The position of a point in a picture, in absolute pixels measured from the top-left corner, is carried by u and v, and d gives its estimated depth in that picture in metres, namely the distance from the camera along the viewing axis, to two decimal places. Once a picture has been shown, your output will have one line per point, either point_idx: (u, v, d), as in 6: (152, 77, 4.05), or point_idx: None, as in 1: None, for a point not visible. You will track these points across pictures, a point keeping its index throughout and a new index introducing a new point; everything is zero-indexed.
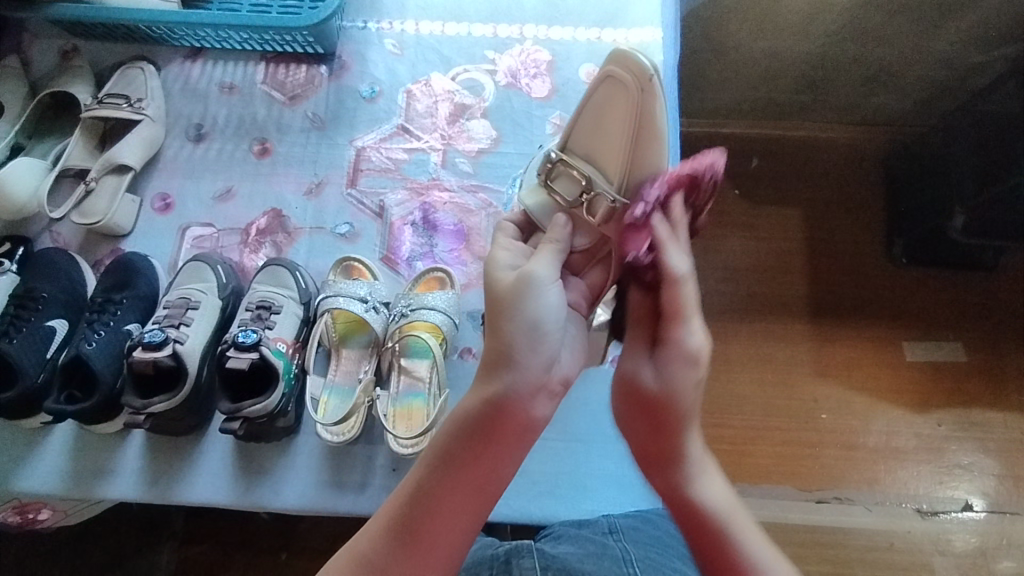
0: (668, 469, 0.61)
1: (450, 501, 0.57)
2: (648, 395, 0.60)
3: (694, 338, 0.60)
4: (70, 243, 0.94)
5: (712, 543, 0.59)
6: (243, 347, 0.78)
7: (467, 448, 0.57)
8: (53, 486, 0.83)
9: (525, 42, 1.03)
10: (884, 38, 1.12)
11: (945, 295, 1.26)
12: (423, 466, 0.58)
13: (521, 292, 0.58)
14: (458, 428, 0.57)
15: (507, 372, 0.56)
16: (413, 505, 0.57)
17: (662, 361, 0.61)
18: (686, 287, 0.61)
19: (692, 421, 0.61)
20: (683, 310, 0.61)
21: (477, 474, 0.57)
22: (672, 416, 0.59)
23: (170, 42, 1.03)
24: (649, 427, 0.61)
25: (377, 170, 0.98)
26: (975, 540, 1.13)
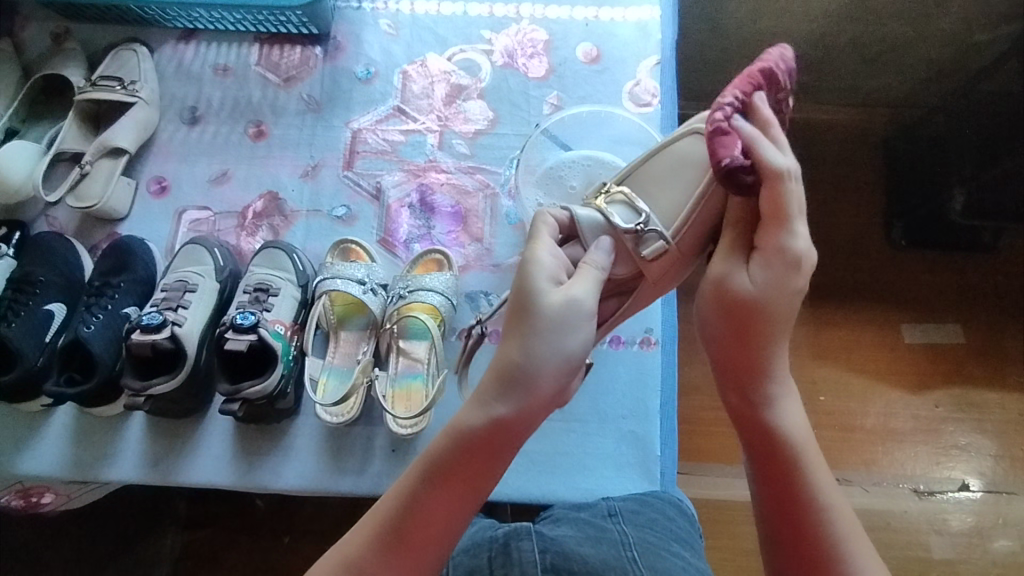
0: (749, 387, 0.62)
1: (441, 509, 0.58)
2: (739, 301, 0.60)
3: (799, 242, 0.58)
4: (66, 228, 0.94)
5: (780, 476, 0.61)
6: (240, 329, 0.78)
7: (461, 460, 0.58)
8: (55, 468, 0.83)
9: (522, 21, 1.02)
10: (882, 17, 1.12)
11: (944, 276, 1.26)
12: (415, 478, 0.59)
13: (558, 314, 0.56)
14: (454, 441, 0.58)
15: (522, 394, 0.56)
16: (405, 513, 0.58)
17: (760, 265, 0.59)
18: (790, 186, 0.57)
19: (773, 342, 0.61)
20: (788, 212, 0.58)
21: (468, 485, 0.58)
22: (755, 331, 0.60)
23: (164, 24, 1.02)
24: (738, 341, 0.62)
25: (374, 153, 0.97)
26: (971, 520, 1.14)
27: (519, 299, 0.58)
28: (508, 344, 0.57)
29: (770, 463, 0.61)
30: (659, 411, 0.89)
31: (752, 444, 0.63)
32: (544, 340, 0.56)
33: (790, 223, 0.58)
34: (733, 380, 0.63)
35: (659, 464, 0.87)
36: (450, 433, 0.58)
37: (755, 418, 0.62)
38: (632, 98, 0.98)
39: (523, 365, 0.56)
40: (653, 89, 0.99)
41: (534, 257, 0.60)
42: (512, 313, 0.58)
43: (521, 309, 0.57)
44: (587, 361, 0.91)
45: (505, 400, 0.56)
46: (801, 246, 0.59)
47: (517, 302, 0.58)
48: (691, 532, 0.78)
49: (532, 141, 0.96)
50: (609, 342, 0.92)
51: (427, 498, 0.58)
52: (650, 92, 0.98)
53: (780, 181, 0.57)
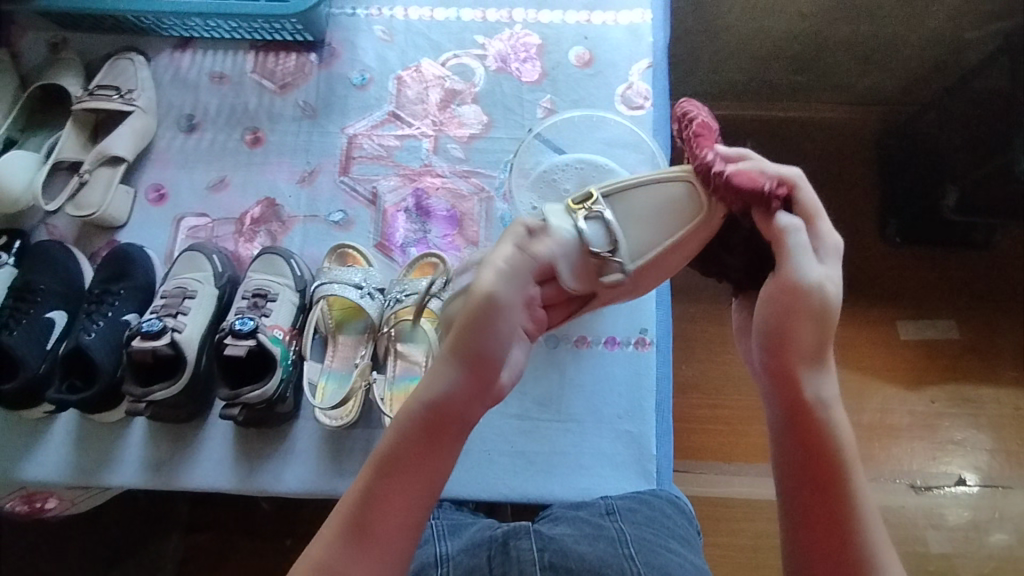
0: (804, 392, 0.61)
1: (397, 498, 0.57)
2: (802, 305, 0.60)
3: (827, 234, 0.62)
4: (66, 236, 0.95)
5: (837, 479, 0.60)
6: (240, 334, 0.79)
7: (406, 451, 0.58)
8: (58, 474, 0.84)
9: (515, 26, 1.03)
10: (871, 18, 1.13)
11: (939, 272, 1.27)
12: (366, 475, 0.59)
13: (498, 349, 0.57)
14: (397, 432, 0.58)
15: (453, 376, 0.57)
16: (362, 506, 0.57)
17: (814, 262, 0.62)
18: (804, 191, 0.64)
19: (828, 349, 0.62)
20: (815, 210, 0.63)
21: (416, 473, 0.58)
22: (811, 324, 0.60)
23: (159, 33, 1.03)
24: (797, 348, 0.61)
25: (369, 158, 0.98)
26: (968, 514, 1.15)
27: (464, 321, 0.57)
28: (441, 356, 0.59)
29: (819, 469, 0.60)
30: (654, 411, 0.90)
31: (805, 444, 0.61)
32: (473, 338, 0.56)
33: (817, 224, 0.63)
34: (792, 394, 0.61)
35: (655, 462, 0.88)
36: (396, 425, 0.59)
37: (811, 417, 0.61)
38: (624, 101, 0.99)
39: (456, 374, 0.57)
40: (646, 92, 1.00)
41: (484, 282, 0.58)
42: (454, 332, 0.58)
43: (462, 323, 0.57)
44: (583, 362, 0.92)
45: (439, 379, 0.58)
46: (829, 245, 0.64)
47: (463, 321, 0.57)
48: (688, 529, 0.79)
49: (525, 145, 0.96)
50: (605, 343, 0.93)
51: (380, 490, 0.58)
52: (643, 95, 0.99)
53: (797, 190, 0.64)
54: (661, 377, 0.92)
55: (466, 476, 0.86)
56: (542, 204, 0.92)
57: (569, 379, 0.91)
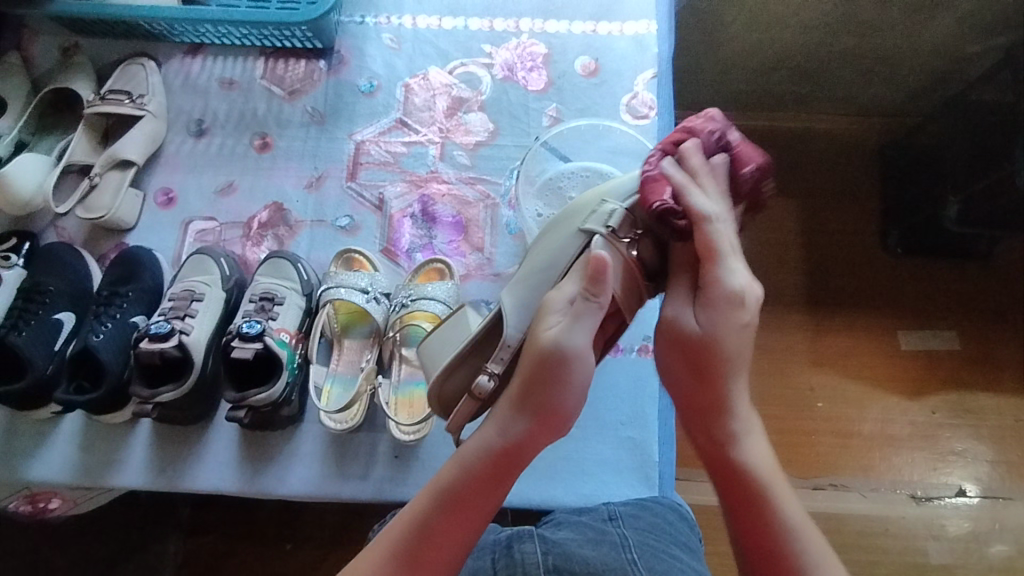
0: (711, 421, 0.64)
1: (452, 531, 0.61)
2: (690, 342, 0.64)
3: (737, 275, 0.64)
4: (75, 238, 0.96)
5: (749, 504, 0.61)
6: (247, 337, 0.80)
7: (470, 486, 0.62)
8: (63, 475, 0.85)
9: (522, 35, 1.04)
10: (874, 30, 1.15)
11: (939, 284, 1.28)
12: (426, 503, 0.62)
13: (575, 406, 0.63)
14: (462, 466, 0.63)
15: (530, 423, 0.62)
16: (418, 538, 0.60)
17: (705, 306, 0.64)
18: (719, 225, 0.65)
19: (728, 377, 0.63)
20: (719, 251, 0.64)
21: (477, 507, 0.62)
22: (703, 363, 0.63)
23: (171, 39, 1.05)
24: (699, 380, 0.64)
25: (376, 164, 0.99)
26: (968, 525, 1.15)
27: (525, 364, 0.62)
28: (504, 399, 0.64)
29: (732, 492, 0.62)
30: (657, 418, 0.90)
31: (717, 475, 0.64)
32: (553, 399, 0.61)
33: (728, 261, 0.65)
34: (698, 424, 0.65)
35: (658, 469, 0.88)
36: (458, 461, 0.63)
37: (718, 451, 0.64)
38: (629, 111, 1.00)
39: (532, 427, 0.62)
40: (650, 101, 1.01)
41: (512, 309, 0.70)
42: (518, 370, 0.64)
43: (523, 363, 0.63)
44: None
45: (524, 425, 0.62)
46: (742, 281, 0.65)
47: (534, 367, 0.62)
48: (691, 536, 0.79)
49: (532, 153, 0.98)
50: (608, 349, 0.94)
51: (437, 524, 0.61)
52: (648, 105, 1.01)
53: (706, 223, 0.65)
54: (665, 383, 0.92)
55: None
56: (548, 212, 0.93)
57: None
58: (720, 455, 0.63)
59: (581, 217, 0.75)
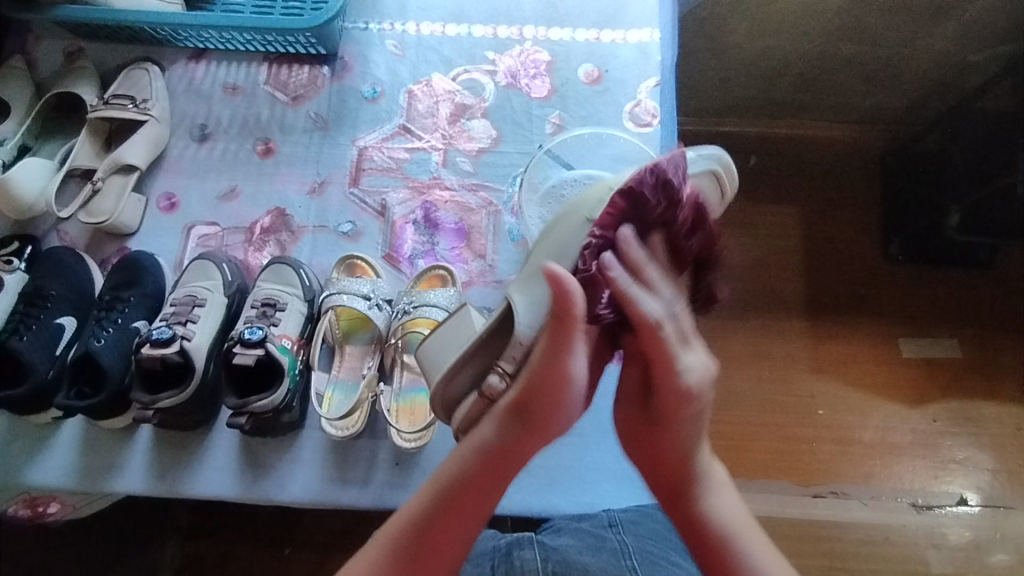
0: (677, 489, 0.68)
1: (450, 530, 0.62)
2: (658, 418, 0.67)
3: (689, 374, 0.64)
4: (77, 242, 0.96)
5: (716, 558, 0.65)
6: (249, 344, 0.80)
7: (470, 483, 0.63)
8: (62, 480, 0.84)
9: (525, 42, 1.05)
10: (876, 39, 1.15)
11: (940, 292, 1.28)
12: (427, 500, 0.64)
13: (568, 414, 0.65)
14: (461, 460, 0.64)
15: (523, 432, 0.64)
16: (417, 536, 0.62)
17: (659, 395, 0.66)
18: (665, 329, 0.64)
19: (697, 441, 0.68)
20: (669, 346, 0.64)
21: (474, 504, 0.63)
22: (680, 425, 0.66)
23: (175, 44, 1.05)
24: (661, 446, 0.68)
25: (379, 170, 0.99)
26: (969, 534, 1.15)
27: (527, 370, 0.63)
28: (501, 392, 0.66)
29: (709, 551, 0.66)
30: None
31: (689, 535, 0.67)
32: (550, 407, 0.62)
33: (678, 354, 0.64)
34: (668, 492, 0.69)
35: None
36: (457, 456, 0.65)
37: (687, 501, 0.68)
38: (632, 118, 1.01)
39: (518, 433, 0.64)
40: (653, 109, 1.01)
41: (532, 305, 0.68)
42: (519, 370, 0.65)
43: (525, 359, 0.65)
44: None
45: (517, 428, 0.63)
46: (696, 367, 0.65)
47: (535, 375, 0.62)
48: None
49: (536, 160, 0.97)
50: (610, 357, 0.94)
51: (435, 525, 0.62)
52: (650, 113, 1.01)
53: (655, 332, 0.63)
54: None
55: None
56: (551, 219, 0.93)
57: None
58: (690, 514, 0.67)
59: (586, 208, 0.76)
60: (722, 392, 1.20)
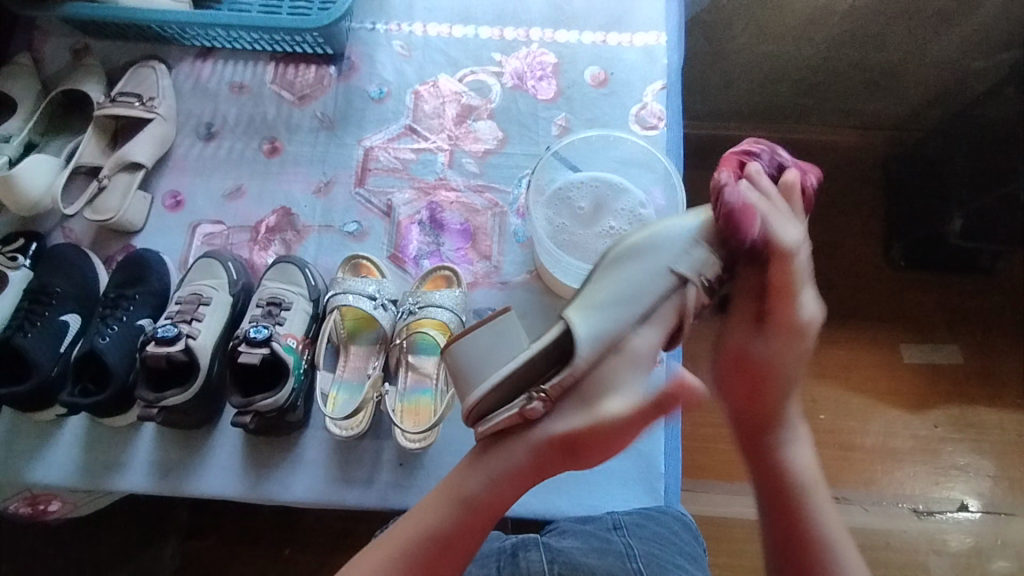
0: (765, 434, 0.73)
1: (467, 540, 0.66)
2: (755, 366, 0.73)
3: (806, 311, 0.73)
4: (82, 240, 0.96)
5: (792, 511, 0.69)
6: (254, 342, 0.80)
7: (488, 493, 0.67)
8: (64, 477, 0.84)
9: (531, 44, 1.05)
10: (881, 45, 1.15)
11: (942, 297, 1.28)
12: (446, 508, 0.67)
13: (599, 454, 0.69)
14: (481, 475, 0.67)
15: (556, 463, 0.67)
16: (434, 545, 0.66)
17: (769, 333, 0.73)
18: (798, 256, 0.71)
19: (789, 393, 0.73)
20: (796, 282, 0.72)
21: (487, 515, 0.67)
22: (773, 377, 0.73)
23: (182, 42, 1.05)
24: (751, 395, 0.74)
25: (385, 170, 0.99)
26: (970, 540, 1.15)
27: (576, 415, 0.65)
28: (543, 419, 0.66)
29: (780, 501, 0.70)
30: (663, 429, 0.90)
31: (768, 480, 0.72)
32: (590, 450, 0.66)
33: (799, 332, 0.73)
34: (754, 437, 0.74)
35: (663, 480, 0.88)
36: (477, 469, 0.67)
37: (769, 453, 0.72)
38: (638, 121, 1.00)
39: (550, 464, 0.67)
40: (659, 112, 1.01)
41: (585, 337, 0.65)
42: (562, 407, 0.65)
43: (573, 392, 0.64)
44: None
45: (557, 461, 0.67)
46: (807, 313, 0.74)
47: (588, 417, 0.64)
48: (695, 546, 0.79)
49: (543, 163, 0.94)
50: None
51: (452, 534, 0.66)
52: (657, 115, 1.01)
53: (788, 258, 0.71)
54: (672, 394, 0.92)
55: None
56: (557, 220, 0.92)
57: None
58: (774, 460, 0.72)
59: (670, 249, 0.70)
60: None
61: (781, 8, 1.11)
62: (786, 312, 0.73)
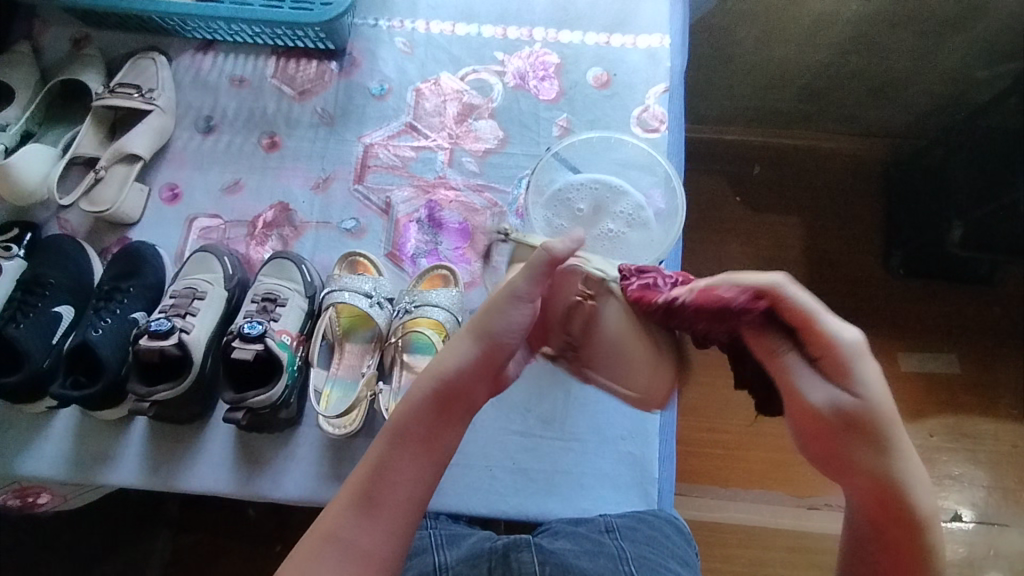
0: (879, 498, 0.55)
1: (398, 488, 0.57)
2: (834, 417, 0.54)
3: (842, 340, 0.54)
4: (77, 231, 0.95)
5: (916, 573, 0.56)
6: (248, 338, 0.79)
7: (417, 424, 0.59)
8: (53, 470, 0.83)
9: (534, 44, 1.04)
10: (885, 52, 1.16)
11: (941, 308, 1.28)
12: (380, 443, 0.59)
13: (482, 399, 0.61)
14: (406, 406, 0.59)
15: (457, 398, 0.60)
16: (373, 479, 0.57)
17: (826, 380, 0.55)
18: (790, 294, 0.54)
19: (883, 435, 0.54)
20: (810, 319, 0.54)
21: (421, 446, 0.59)
22: (859, 430, 0.54)
23: (183, 34, 1.04)
24: (842, 449, 0.55)
25: (384, 167, 0.99)
26: (963, 550, 1.14)
27: (478, 327, 0.59)
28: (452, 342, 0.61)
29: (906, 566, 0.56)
30: (658, 433, 0.89)
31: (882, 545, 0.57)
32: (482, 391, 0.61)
33: (853, 372, 0.53)
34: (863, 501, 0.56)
35: (657, 486, 0.87)
36: (404, 401, 0.60)
37: (891, 516, 0.56)
38: (639, 123, 1.00)
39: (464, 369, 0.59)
40: (661, 115, 1.00)
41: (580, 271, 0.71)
42: (469, 325, 0.60)
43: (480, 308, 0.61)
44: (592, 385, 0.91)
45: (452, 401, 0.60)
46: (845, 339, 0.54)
47: (487, 329, 0.59)
48: (687, 549, 0.78)
49: (543, 163, 0.95)
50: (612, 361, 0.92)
51: (393, 464, 0.58)
52: (658, 118, 1.00)
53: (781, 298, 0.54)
54: (665, 400, 0.91)
55: (464, 489, 0.86)
56: (557, 222, 0.91)
57: (573, 396, 0.91)
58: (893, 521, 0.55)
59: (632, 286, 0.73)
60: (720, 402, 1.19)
61: (785, 13, 1.11)
62: (818, 338, 0.54)
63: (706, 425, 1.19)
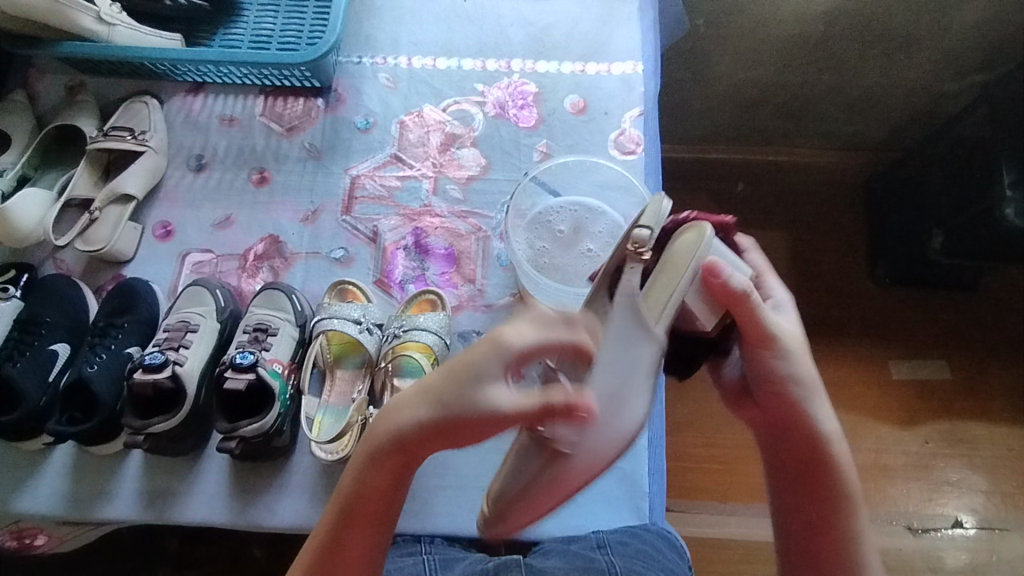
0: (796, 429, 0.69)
1: (350, 562, 0.65)
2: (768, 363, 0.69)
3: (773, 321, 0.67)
4: (73, 270, 0.97)
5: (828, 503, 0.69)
6: (239, 368, 0.81)
7: (369, 493, 0.63)
8: (49, 508, 0.84)
9: (513, 75, 1.08)
10: (853, 69, 1.21)
11: (926, 314, 1.30)
12: (331, 519, 0.65)
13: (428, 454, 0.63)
14: (360, 475, 0.64)
15: (397, 450, 0.61)
16: (325, 558, 0.64)
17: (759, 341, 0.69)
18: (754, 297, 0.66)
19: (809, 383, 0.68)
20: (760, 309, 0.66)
21: (372, 512, 0.64)
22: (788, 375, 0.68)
23: (173, 78, 1.08)
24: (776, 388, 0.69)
25: (371, 198, 1.02)
26: (966, 557, 1.15)
27: (440, 408, 0.58)
28: (403, 406, 0.61)
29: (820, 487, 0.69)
30: (647, 448, 0.90)
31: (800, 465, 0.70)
32: (428, 445, 0.61)
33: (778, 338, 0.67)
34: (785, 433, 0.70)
35: (648, 500, 0.88)
36: (355, 472, 0.64)
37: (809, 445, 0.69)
38: (616, 146, 1.03)
39: (410, 424, 0.60)
40: (637, 138, 1.04)
41: (695, 242, 0.66)
42: (430, 397, 0.59)
43: (444, 375, 0.59)
44: None
45: (390, 456, 0.62)
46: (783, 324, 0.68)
47: (444, 412, 0.58)
48: (680, 566, 0.79)
49: (522, 186, 0.99)
50: None
51: (344, 538, 0.64)
52: (634, 141, 1.04)
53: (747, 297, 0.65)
54: (656, 414, 0.92)
55: (459, 511, 0.86)
56: (538, 244, 0.95)
57: None
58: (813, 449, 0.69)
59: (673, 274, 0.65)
60: (711, 416, 1.21)
61: (755, 36, 1.16)
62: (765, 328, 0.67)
63: (700, 440, 1.20)
